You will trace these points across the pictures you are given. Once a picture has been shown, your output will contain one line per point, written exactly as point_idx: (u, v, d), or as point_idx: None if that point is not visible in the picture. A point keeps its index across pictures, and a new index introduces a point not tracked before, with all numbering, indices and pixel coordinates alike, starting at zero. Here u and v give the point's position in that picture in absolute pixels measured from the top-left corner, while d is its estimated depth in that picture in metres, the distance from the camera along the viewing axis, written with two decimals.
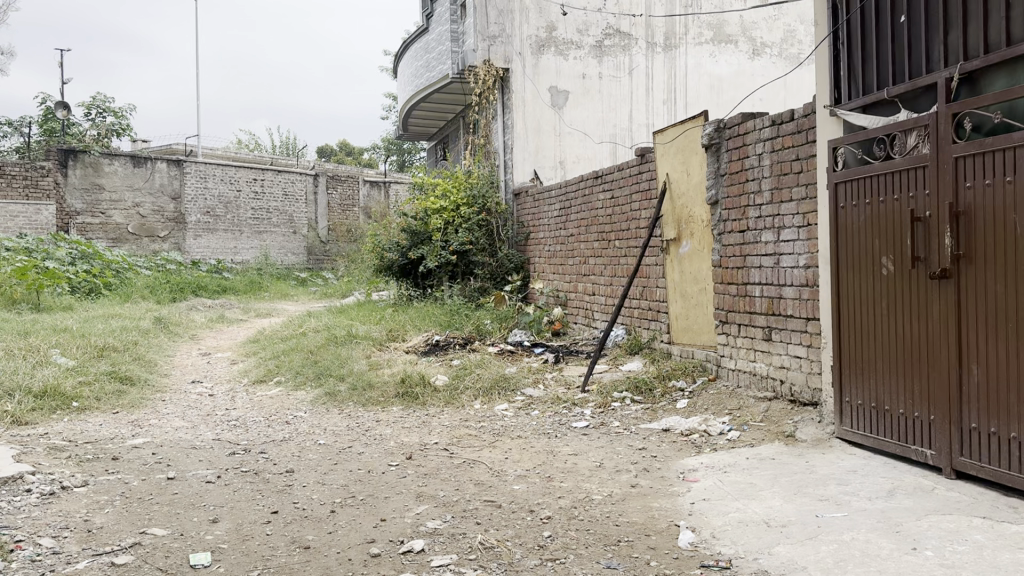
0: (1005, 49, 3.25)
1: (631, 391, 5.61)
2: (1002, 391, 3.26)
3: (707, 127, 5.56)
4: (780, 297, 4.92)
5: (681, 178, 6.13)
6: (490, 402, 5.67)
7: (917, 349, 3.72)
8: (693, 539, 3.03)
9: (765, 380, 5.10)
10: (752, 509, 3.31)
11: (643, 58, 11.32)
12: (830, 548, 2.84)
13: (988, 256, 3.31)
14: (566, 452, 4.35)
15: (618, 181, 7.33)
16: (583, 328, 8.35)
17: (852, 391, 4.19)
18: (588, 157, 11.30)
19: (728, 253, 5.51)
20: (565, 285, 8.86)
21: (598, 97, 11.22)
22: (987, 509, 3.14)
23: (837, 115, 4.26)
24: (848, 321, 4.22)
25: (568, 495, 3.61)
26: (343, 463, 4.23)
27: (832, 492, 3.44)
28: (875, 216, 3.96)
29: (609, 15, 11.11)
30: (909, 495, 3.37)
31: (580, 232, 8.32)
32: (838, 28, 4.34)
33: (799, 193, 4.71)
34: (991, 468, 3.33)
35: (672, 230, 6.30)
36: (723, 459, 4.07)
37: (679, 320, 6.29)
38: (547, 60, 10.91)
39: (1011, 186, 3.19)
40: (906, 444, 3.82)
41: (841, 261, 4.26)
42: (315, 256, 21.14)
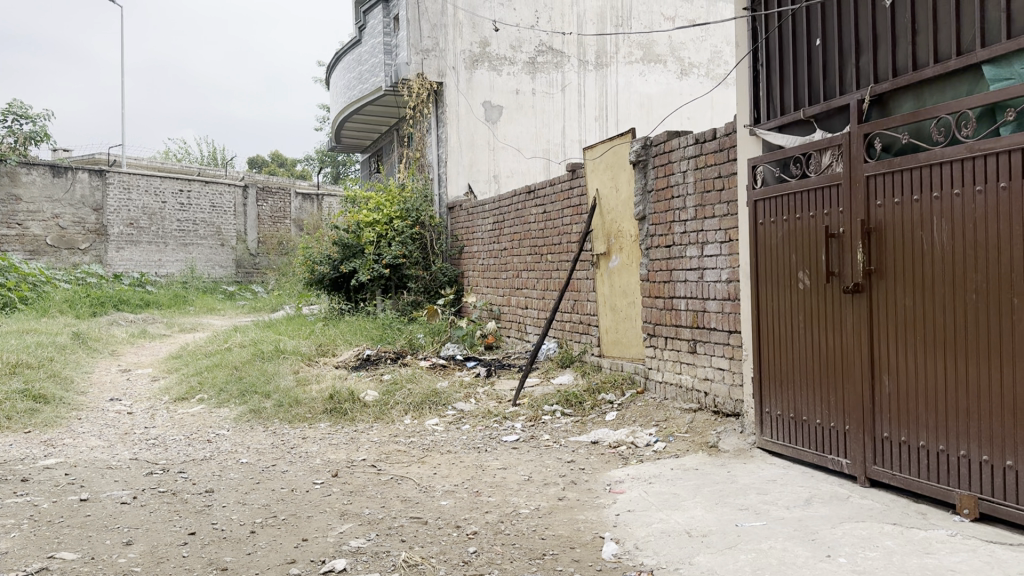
0: (911, 74, 3.41)
1: (562, 404, 5.64)
2: (913, 401, 3.40)
3: (634, 144, 5.68)
4: (704, 311, 5.04)
5: (610, 194, 6.23)
6: (420, 417, 5.62)
7: (833, 361, 3.85)
8: (617, 551, 3.06)
9: (690, 392, 5.20)
10: (674, 519, 3.36)
11: (575, 76, 11.48)
12: (749, 557, 2.90)
13: (897, 272, 3.46)
14: (495, 467, 4.35)
15: (550, 196, 7.41)
16: (515, 341, 8.39)
17: (772, 403, 4.30)
18: (522, 172, 11.36)
19: (655, 267, 5.61)
20: (498, 298, 8.88)
21: (532, 113, 11.32)
22: (898, 516, 3.26)
23: (757, 134, 4.40)
24: (768, 334, 4.34)
25: (494, 510, 3.61)
26: (265, 482, 4.13)
27: (753, 502, 3.52)
28: (792, 232, 4.09)
29: (542, 33, 11.25)
30: (825, 503, 3.47)
31: (513, 246, 8.37)
32: (756, 48, 4.48)
33: (721, 210, 4.84)
34: (902, 476, 3.47)
35: (603, 244, 6.39)
36: (648, 470, 4.13)
37: (609, 333, 6.37)
38: (479, 76, 10.95)
39: (918, 205, 3.34)
40: (823, 454, 3.93)
41: (760, 275, 4.38)
42: (243, 269, 20.69)
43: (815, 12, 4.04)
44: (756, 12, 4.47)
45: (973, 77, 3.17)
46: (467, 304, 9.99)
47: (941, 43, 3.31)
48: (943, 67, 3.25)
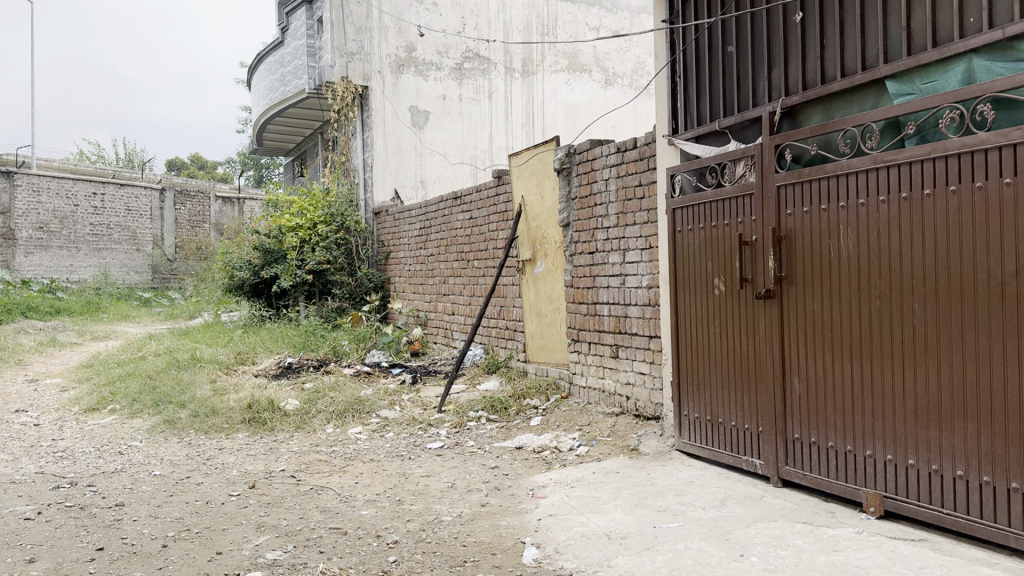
0: (820, 88, 3.55)
1: (487, 410, 5.66)
2: (821, 402, 3.54)
3: (558, 152, 5.75)
4: (626, 316, 5.13)
5: (535, 201, 6.29)
6: (343, 425, 5.54)
7: (747, 364, 3.97)
8: (537, 555, 3.08)
9: (612, 396, 5.29)
10: (594, 522, 3.41)
11: (502, 83, 11.56)
12: (666, 558, 2.97)
13: (806, 278, 3.60)
14: (418, 474, 4.32)
15: (476, 202, 7.42)
16: (442, 347, 8.36)
17: (690, 406, 4.41)
18: (449, 178, 11.34)
19: (579, 273, 5.68)
20: (425, 305, 8.84)
21: (458, 119, 11.33)
22: (808, 514, 3.38)
23: (675, 144, 4.51)
24: (686, 338, 4.45)
25: (416, 518, 3.59)
26: (179, 495, 4.01)
27: (670, 503, 3.61)
28: (708, 239, 4.21)
29: (468, 39, 11.30)
30: (739, 503, 3.57)
31: (440, 252, 8.35)
32: (673, 60, 4.60)
33: (641, 217, 4.94)
34: (813, 475, 3.60)
35: (528, 251, 6.43)
36: (570, 474, 4.17)
37: (535, 339, 6.42)
38: (405, 81, 10.90)
39: (825, 214, 3.48)
40: (738, 455, 4.05)
41: (678, 282, 4.49)
42: (160, 275, 19.94)
43: (729, 27, 4.18)
44: (673, 25, 4.59)
45: (876, 92, 3.33)
46: (393, 310, 9.91)
47: (847, 58, 3.47)
48: (848, 81, 3.40)
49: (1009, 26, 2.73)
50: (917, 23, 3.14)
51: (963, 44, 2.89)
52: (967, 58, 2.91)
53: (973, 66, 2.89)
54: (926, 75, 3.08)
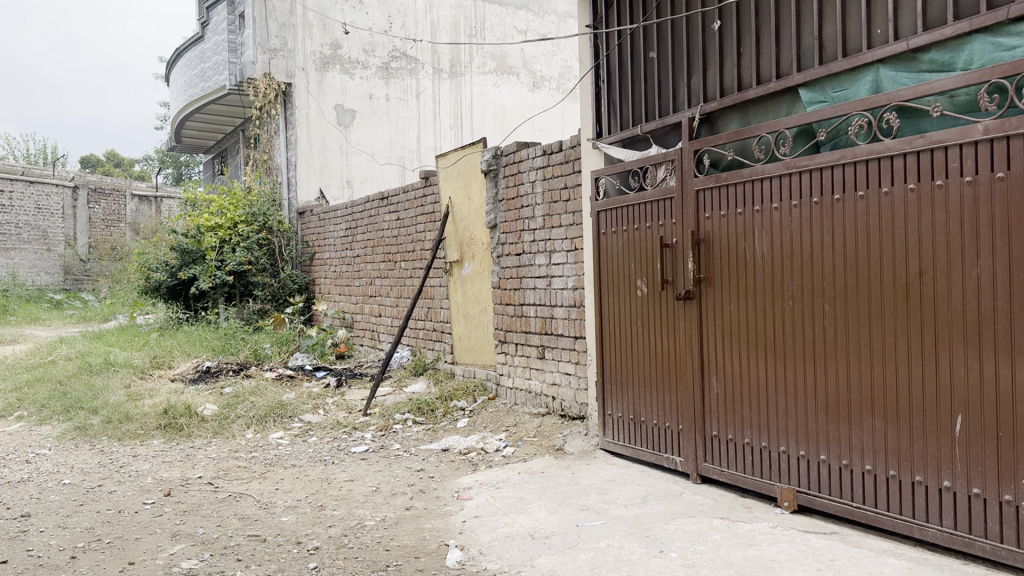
0: (737, 95, 3.66)
1: (413, 412, 5.63)
2: (738, 400, 3.65)
3: (485, 154, 5.75)
4: (552, 317, 5.17)
5: (463, 202, 6.29)
6: (264, 431, 5.42)
7: (667, 363, 4.06)
8: (460, 557, 3.08)
9: (539, 397, 5.33)
10: (518, 523, 3.43)
11: (430, 83, 11.55)
12: (588, 556, 3.01)
13: (723, 280, 3.70)
14: (342, 479, 4.26)
15: (403, 203, 7.37)
16: (368, 350, 8.25)
17: (614, 405, 4.48)
18: (376, 178, 11.22)
19: (506, 275, 5.70)
20: (351, 306, 8.72)
21: (385, 119, 11.23)
22: (726, 510, 3.48)
23: (599, 147, 4.58)
24: (610, 339, 4.52)
25: (338, 524, 3.54)
26: (90, 504, 3.85)
27: (593, 502, 3.65)
28: (631, 241, 4.28)
29: (395, 38, 11.21)
30: (660, 500, 3.65)
31: (366, 253, 8.26)
32: (598, 65, 4.67)
33: (567, 219, 4.99)
34: (730, 472, 3.70)
35: (455, 252, 6.42)
36: (496, 475, 4.18)
37: (462, 340, 6.41)
38: (331, 78, 10.72)
39: (741, 217, 3.59)
40: (659, 453, 4.13)
41: (603, 283, 4.55)
42: (73, 276, 19.10)
43: (650, 34, 4.27)
44: (597, 30, 4.66)
45: (790, 99, 3.45)
46: (317, 312, 9.74)
47: (763, 67, 3.59)
48: (763, 89, 3.51)
49: (912, 38, 2.87)
50: (828, 34, 3.27)
51: (871, 54, 3.02)
52: (874, 69, 3.05)
53: (880, 76, 3.02)
54: (836, 84, 3.21)
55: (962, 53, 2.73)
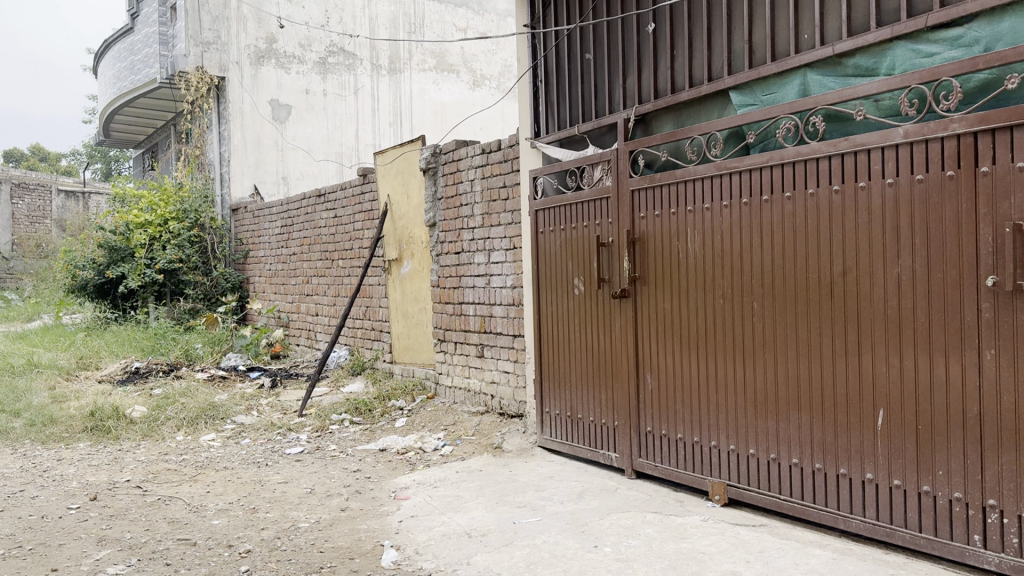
0: (671, 97, 3.72)
1: (350, 412, 5.57)
2: (672, 396, 3.72)
3: (424, 152, 5.73)
4: (491, 316, 5.18)
5: (401, 200, 6.25)
6: (195, 433, 5.29)
7: (603, 360, 4.11)
8: (396, 557, 3.06)
9: (477, 396, 5.33)
10: (455, 521, 3.43)
11: (368, 79, 11.44)
12: (523, 552, 3.03)
13: (658, 278, 3.77)
14: (275, 481, 4.19)
15: (340, 201, 7.28)
16: (304, 350, 8.13)
17: (551, 402, 4.52)
18: (313, 175, 11.05)
19: (444, 273, 5.69)
20: (287, 306, 8.58)
21: (323, 115, 11.07)
22: (659, 504, 3.54)
23: (537, 147, 4.60)
24: (548, 336, 4.55)
25: (272, 526, 3.48)
26: (11, 510, 3.70)
27: (530, 499, 3.68)
28: (568, 240, 4.32)
29: (332, 33, 11.05)
30: (596, 496, 3.69)
31: (302, 251, 8.13)
32: (535, 65, 4.69)
33: (506, 218, 5.00)
34: (664, 467, 3.77)
35: (394, 250, 6.37)
36: (433, 475, 4.16)
37: (401, 339, 6.38)
38: (265, 73, 10.53)
39: (675, 217, 3.66)
40: (595, 450, 4.18)
41: (541, 282, 4.58)
42: None
43: (587, 35, 4.31)
44: (535, 30, 4.68)
45: (722, 102, 3.53)
46: (251, 311, 9.56)
47: (695, 70, 3.66)
48: (697, 92, 3.58)
49: (837, 43, 2.96)
50: (758, 39, 3.35)
51: (799, 59, 3.11)
52: (802, 72, 3.14)
53: (807, 80, 3.12)
54: (766, 87, 3.30)
55: (884, 59, 2.84)
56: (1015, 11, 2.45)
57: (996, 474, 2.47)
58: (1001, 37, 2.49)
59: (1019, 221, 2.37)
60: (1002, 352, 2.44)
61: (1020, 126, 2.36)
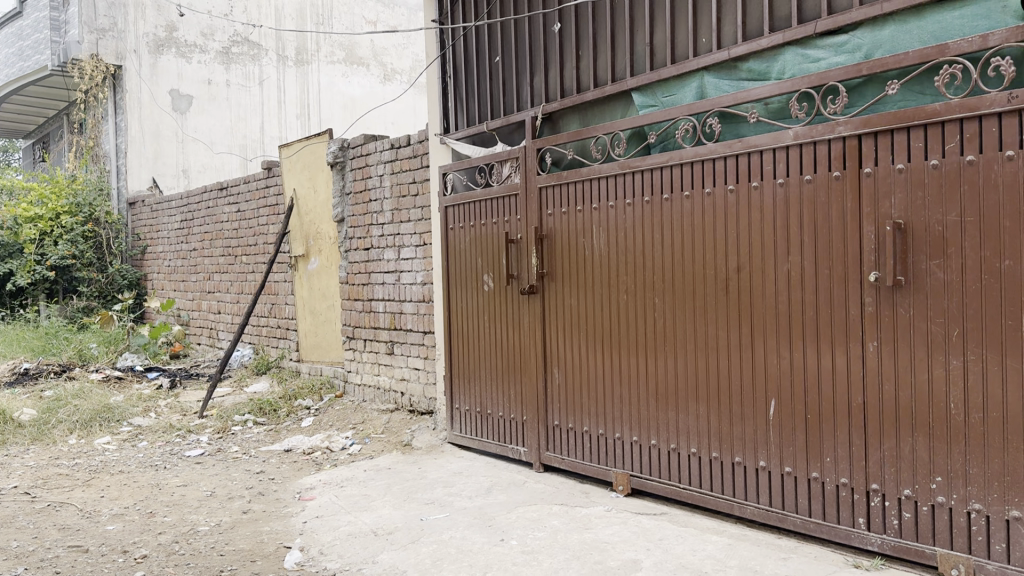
0: (577, 96, 3.78)
1: (254, 413, 5.44)
2: (578, 390, 3.79)
3: (331, 145, 5.63)
4: (401, 313, 5.15)
5: (309, 194, 6.13)
6: (89, 436, 5.06)
7: (512, 355, 4.15)
8: (300, 558, 3.01)
9: (387, 394, 5.29)
10: (361, 520, 3.40)
11: (274, 70, 11.17)
12: (430, 549, 3.03)
13: (564, 275, 3.83)
14: (174, 484, 4.06)
15: (244, 194, 7.10)
16: (206, 348, 7.90)
17: (461, 398, 4.53)
18: (215, 167, 10.69)
19: (354, 270, 5.62)
20: (187, 303, 8.31)
21: (225, 105, 10.75)
22: (566, 496, 3.60)
23: (446, 143, 4.60)
24: (458, 332, 4.56)
25: (170, 530, 3.37)
26: None
27: (438, 495, 3.68)
28: (478, 236, 4.34)
29: (236, 23, 10.77)
30: (503, 490, 3.73)
31: (204, 247, 7.89)
32: (444, 60, 4.68)
33: (415, 214, 4.98)
34: (571, 459, 3.84)
35: (300, 246, 6.25)
36: (340, 474, 4.11)
37: (308, 337, 6.28)
38: (165, 62, 10.19)
39: (581, 215, 3.72)
40: (504, 444, 4.22)
41: (451, 278, 4.58)
42: None
43: (494, 32, 4.34)
44: (442, 25, 4.67)
45: (625, 103, 3.61)
46: (149, 309, 9.21)
47: (600, 70, 3.73)
48: (601, 92, 3.66)
49: (732, 48, 3.07)
50: (659, 41, 3.45)
51: (697, 62, 3.21)
52: (700, 76, 3.24)
53: (704, 83, 3.23)
54: (665, 89, 3.40)
55: (776, 64, 2.96)
56: (894, 21, 2.60)
57: (879, 459, 2.62)
58: (882, 44, 2.64)
59: (898, 220, 2.51)
60: (884, 344, 2.58)
61: (899, 129, 2.50)
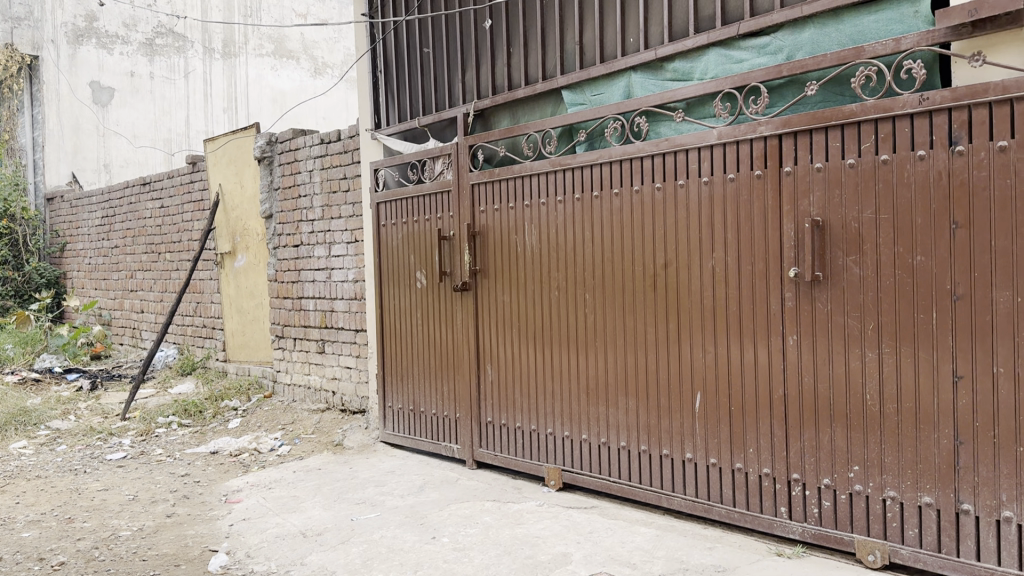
0: (509, 93, 3.79)
1: (179, 415, 5.31)
2: (510, 386, 3.80)
3: (258, 139, 5.52)
4: (332, 311, 5.09)
5: (234, 189, 6.00)
6: (3, 441, 4.86)
7: (445, 353, 4.14)
8: (225, 561, 2.95)
9: (318, 393, 5.23)
10: (290, 522, 3.35)
11: (199, 63, 10.99)
12: (360, 548, 3.01)
13: (497, 272, 3.83)
14: (94, 489, 3.93)
15: (167, 189, 6.91)
16: (129, 349, 7.68)
17: (394, 397, 4.51)
18: (138, 162, 10.41)
19: (282, 267, 5.53)
20: (109, 302, 8.05)
21: (149, 98, 10.53)
22: (498, 492, 3.61)
23: (378, 138, 4.56)
24: (390, 330, 4.53)
25: (89, 536, 3.27)
26: None
27: (368, 495, 3.65)
28: (411, 233, 4.31)
29: (160, 14, 10.59)
30: (436, 488, 3.72)
31: (125, 244, 7.66)
32: (375, 54, 4.64)
33: (346, 211, 4.92)
34: (504, 456, 3.85)
35: (227, 243, 6.12)
36: (268, 476, 4.04)
37: (235, 336, 6.16)
38: (85, 53, 9.88)
39: (513, 211, 3.73)
40: (437, 442, 4.21)
41: (383, 275, 4.55)
42: None
43: (425, 27, 4.31)
44: (373, 19, 4.63)
45: (555, 101, 3.64)
46: (69, 309, 8.89)
47: (531, 67, 3.75)
48: (532, 89, 3.67)
49: (659, 48, 3.12)
50: (588, 40, 3.49)
51: (624, 61, 3.25)
52: (627, 75, 3.29)
53: (631, 82, 3.27)
54: (594, 87, 3.43)
55: (700, 64, 3.02)
56: (814, 24, 2.68)
57: (799, 450, 2.70)
58: (802, 46, 2.71)
59: (817, 217, 2.59)
60: (803, 338, 2.67)
61: (817, 130, 2.58)
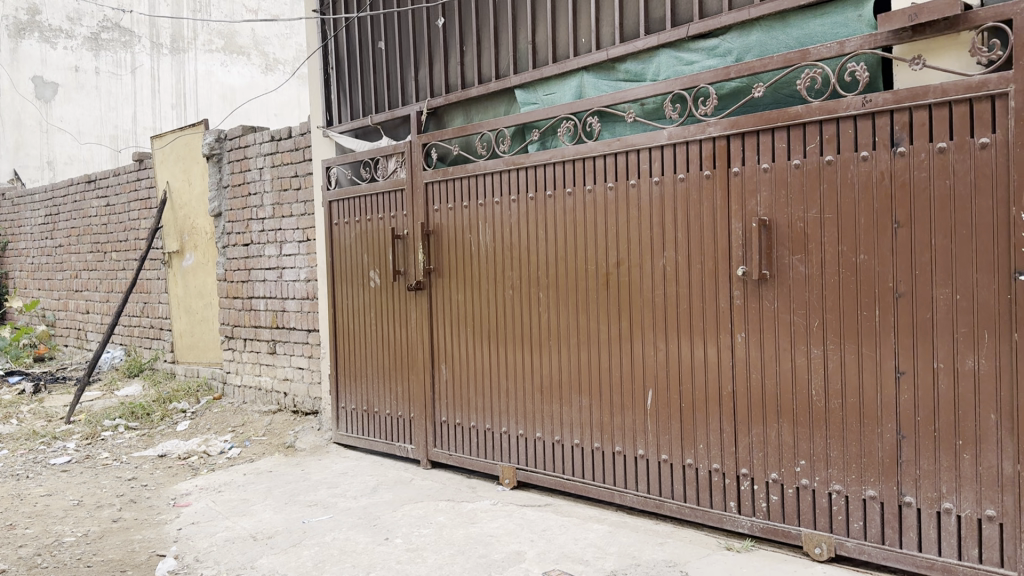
0: (462, 91, 3.78)
1: (125, 417, 5.20)
2: (465, 385, 3.80)
3: (207, 136, 5.43)
4: (283, 311, 5.03)
5: (183, 187, 5.88)
6: None
7: (399, 352, 4.12)
8: (173, 566, 2.90)
9: (269, 394, 5.17)
10: (240, 525, 3.31)
11: (147, 59, 11.04)
12: (312, 551, 2.98)
13: (451, 271, 3.83)
14: (37, 494, 3.84)
15: (113, 187, 6.76)
16: (74, 351, 7.51)
17: (347, 397, 4.48)
18: (82, 159, 10.73)
19: (231, 267, 5.45)
20: (53, 303, 7.86)
21: (94, 93, 10.78)
22: (453, 492, 3.61)
23: (330, 136, 4.52)
24: (344, 329, 4.50)
25: (31, 543, 3.18)
26: None
27: (321, 496, 3.62)
28: (364, 232, 4.28)
29: (106, 8, 10.70)
30: (390, 488, 3.71)
31: (70, 243, 7.48)
32: (326, 51, 4.60)
33: (298, 209, 4.87)
34: (459, 455, 3.85)
35: (174, 241, 6.00)
36: (218, 479, 3.99)
37: (183, 337, 6.06)
38: (26, 47, 10.32)
39: (467, 210, 3.73)
40: (392, 442, 4.19)
41: (335, 274, 4.51)
42: None
43: (377, 25, 4.29)
44: (325, 16, 4.59)
45: (508, 100, 3.64)
46: (11, 310, 8.64)
47: (484, 66, 3.74)
48: (485, 88, 3.67)
49: (610, 49, 3.15)
50: (540, 40, 3.50)
51: (576, 61, 3.27)
52: (579, 75, 3.31)
53: (583, 82, 3.29)
54: (546, 87, 3.45)
55: (651, 65, 3.05)
56: (761, 27, 2.73)
57: (747, 445, 2.75)
58: (750, 49, 2.76)
59: (764, 217, 2.63)
60: (750, 335, 2.71)
61: (764, 131, 2.63)
